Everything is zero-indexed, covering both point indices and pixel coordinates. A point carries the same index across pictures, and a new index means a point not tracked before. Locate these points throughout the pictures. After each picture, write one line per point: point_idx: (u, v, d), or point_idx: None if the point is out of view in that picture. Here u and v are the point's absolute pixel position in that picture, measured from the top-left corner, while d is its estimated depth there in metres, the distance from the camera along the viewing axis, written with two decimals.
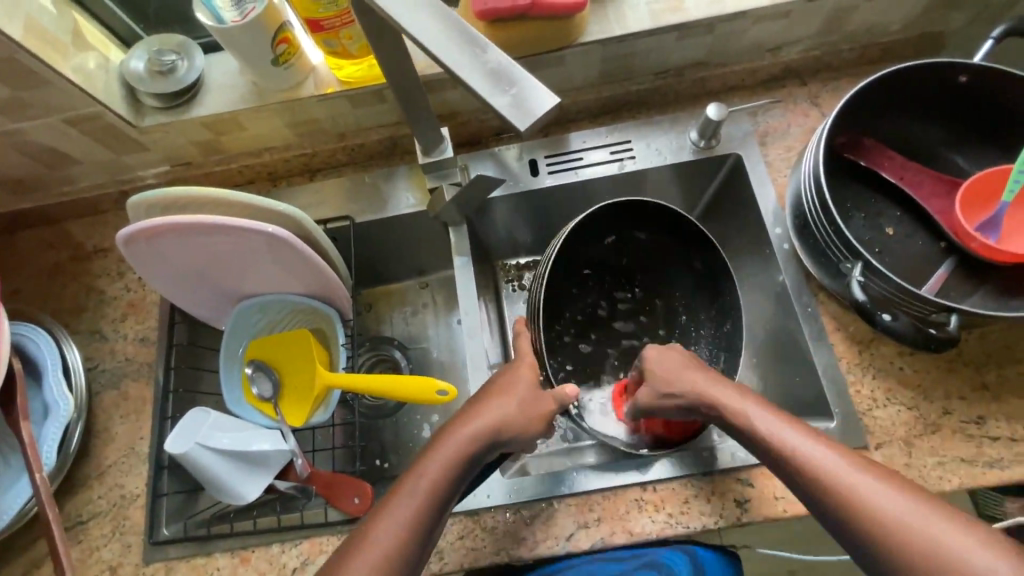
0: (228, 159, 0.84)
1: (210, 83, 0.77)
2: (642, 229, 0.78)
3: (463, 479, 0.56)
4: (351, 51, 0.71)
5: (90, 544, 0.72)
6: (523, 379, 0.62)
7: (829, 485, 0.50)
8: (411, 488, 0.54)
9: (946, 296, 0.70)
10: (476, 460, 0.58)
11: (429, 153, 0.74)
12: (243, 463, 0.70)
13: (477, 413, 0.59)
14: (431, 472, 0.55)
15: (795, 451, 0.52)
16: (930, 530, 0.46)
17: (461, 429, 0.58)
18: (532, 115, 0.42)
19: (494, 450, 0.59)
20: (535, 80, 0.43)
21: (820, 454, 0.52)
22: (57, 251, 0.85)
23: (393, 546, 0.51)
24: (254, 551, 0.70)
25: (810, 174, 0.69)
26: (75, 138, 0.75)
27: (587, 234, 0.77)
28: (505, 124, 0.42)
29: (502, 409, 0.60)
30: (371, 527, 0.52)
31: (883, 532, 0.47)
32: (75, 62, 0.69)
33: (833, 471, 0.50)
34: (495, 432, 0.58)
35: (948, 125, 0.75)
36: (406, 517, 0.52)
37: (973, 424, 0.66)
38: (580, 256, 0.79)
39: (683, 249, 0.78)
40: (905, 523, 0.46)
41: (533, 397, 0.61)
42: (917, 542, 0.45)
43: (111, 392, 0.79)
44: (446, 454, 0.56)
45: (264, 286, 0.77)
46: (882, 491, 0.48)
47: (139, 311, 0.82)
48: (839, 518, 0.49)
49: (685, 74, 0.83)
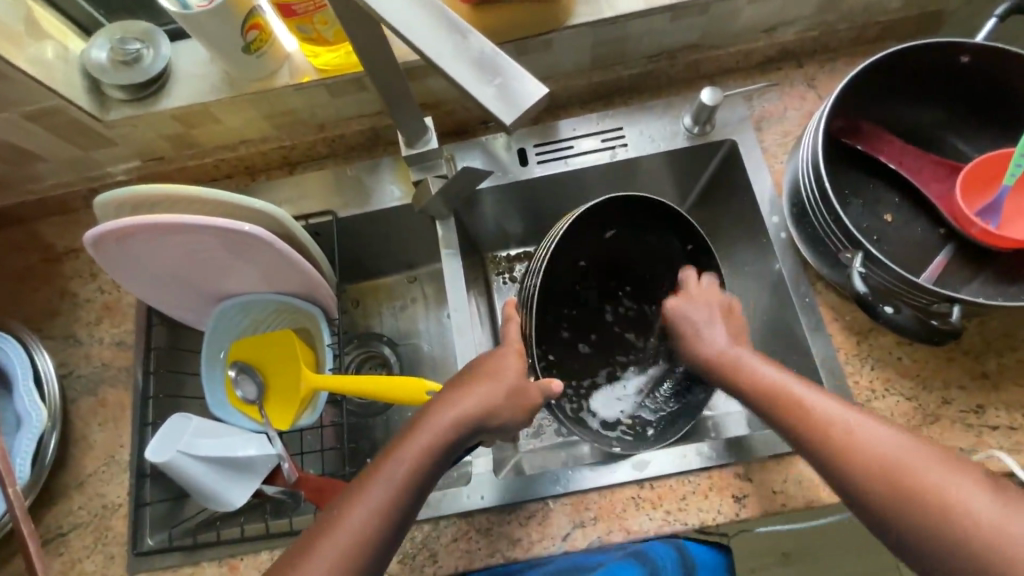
0: (202, 153, 0.80)
1: (179, 73, 0.73)
2: (639, 223, 0.75)
3: (445, 463, 0.55)
4: (327, 37, 0.67)
5: (71, 556, 0.69)
6: (511, 365, 0.60)
7: (832, 432, 0.51)
8: (388, 473, 0.52)
9: (945, 284, 0.68)
10: (458, 446, 0.56)
11: (412, 145, 0.71)
12: (228, 469, 0.68)
13: (461, 397, 0.57)
14: (408, 459, 0.53)
15: (804, 401, 0.54)
16: (930, 473, 0.47)
17: (447, 415, 0.56)
18: (519, 107, 0.39)
19: (477, 435, 0.57)
20: (523, 69, 0.40)
21: (822, 401, 0.53)
22: (25, 253, 0.81)
23: (367, 531, 0.49)
24: (242, 559, 0.68)
25: (807, 160, 0.67)
26: (37, 134, 0.71)
27: (588, 226, 0.73)
28: (491, 116, 0.39)
29: (488, 395, 0.57)
30: (344, 510, 0.50)
31: (882, 479, 0.48)
32: (32, 53, 0.65)
33: (836, 417, 0.52)
34: (479, 417, 0.56)
35: (949, 107, 0.72)
36: (379, 502, 0.50)
37: (972, 414, 0.65)
38: (576, 248, 0.75)
39: (679, 236, 0.75)
40: (906, 465, 0.48)
41: (521, 385, 0.59)
42: (916, 484, 0.47)
43: (88, 399, 0.76)
44: (427, 441, 0.54)
45: (245, 286, 0.74)
46: (882, 434, 0.50)
47: (114, 314, 0.79)
48: (836, 463, 0.50)
49: (678, 57, 0.79)
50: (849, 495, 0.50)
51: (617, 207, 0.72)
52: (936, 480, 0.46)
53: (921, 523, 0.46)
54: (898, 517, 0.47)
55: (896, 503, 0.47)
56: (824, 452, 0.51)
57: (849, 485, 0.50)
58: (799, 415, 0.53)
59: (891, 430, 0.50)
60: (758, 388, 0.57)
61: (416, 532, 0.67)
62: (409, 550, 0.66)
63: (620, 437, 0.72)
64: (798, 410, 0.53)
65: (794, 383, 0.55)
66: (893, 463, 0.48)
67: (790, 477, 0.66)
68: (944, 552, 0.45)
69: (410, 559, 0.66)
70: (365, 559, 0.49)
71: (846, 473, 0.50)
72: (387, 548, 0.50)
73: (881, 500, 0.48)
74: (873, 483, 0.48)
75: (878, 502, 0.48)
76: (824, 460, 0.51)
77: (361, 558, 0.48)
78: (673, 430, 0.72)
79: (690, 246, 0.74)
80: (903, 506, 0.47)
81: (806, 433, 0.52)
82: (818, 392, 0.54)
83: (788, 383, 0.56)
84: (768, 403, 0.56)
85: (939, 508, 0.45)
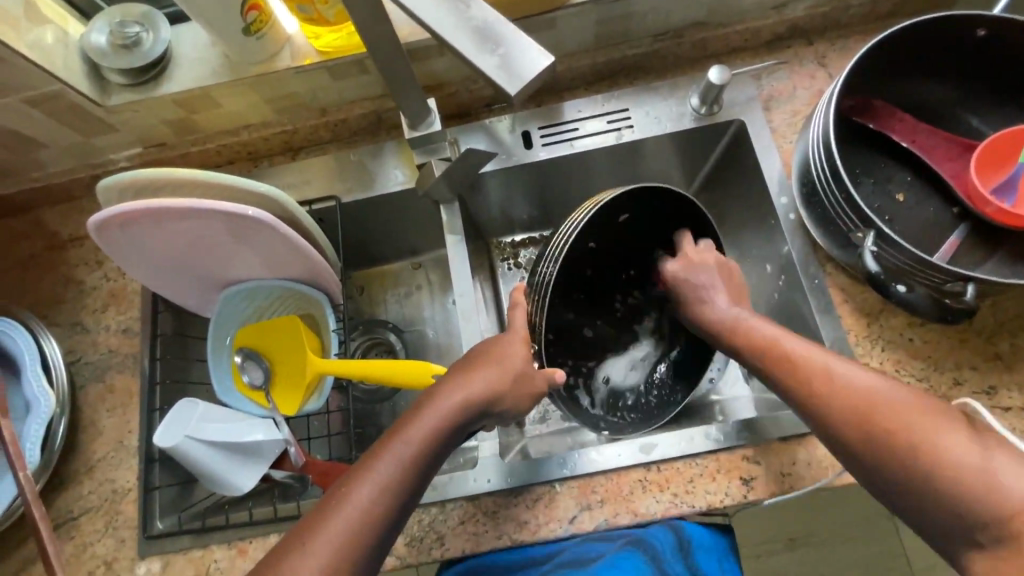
0: (204, 139, 0.80)
1: (179, 56, 0.72)
2: (652, 210, 0.71)
3: (452, 443, 0.55)
4: (328, 18, 0.66)
5: (83, 540, 0.70)
6: (516, 351, 0.59)
7: (816, 379, 0.53)
8: (395, 450, 0.52)
9: (958, 264, 0.67)
10: (465, 426, 0.56)
11: (416, 128, 0.70)
12: (236, 453, 0.68)
13: (465, 379, 0.57)
14: (412, 437, 0.53)
15: (787, 350, 0.56)
16: (906, 413, 0.48)
17: (455, 394, 0.56)
18: (523, 78, 0.39)
19: (483, 418, 0.57)
20: (526, 37, 0.40)
21: (804, 349, 0.56)
22: (31, 241, 0.81)
23: (374, 506, 0.49)
24: (250, 542, 0.68)
25: (818, 138, 0.65)
26: (39, 119, 0.70)
27: (604, 215, 0.69)
28: (494, 88, 0.39)
29: (492, 378, 0.57)
30: (351, 485, 0.50)
31: (859, 418, 0.49)
32: (32, 37, 0.64)
33: (817, 363, 0.54)
34: (485, 399, 0.56)
35: (964, 83, 0.71)
36: (387, 477, 0.50)
37: (984, 395, 0.64)
38: (589, 228, 0.69)
39: (687, 226, 0.73)
40: (883, 405, 0.49)
41: (526, 372, 0.58)
42: (892, 423, 0.48)
43: (95, 385, 0.76)
44: (434, 421, 0.54)
45: (250, 273, 0.74)
46: (863, 378, 0.51)
47: (120, 301, 0.79)
48: (814, 405, 0.52)
49: (685, 36, 0.78)
50: (829, 438, 0.52)
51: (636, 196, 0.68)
52: (915, 419, 0.47)
53: (897, 459, 0.47)
54: (873, 455, 0.48)
55: (873, 440, 0.48)
56: (806, 398, 0.53)
57: (829, 428, 0.51)
58: (783, 366, 0.56)
59: (867, 374, 0.52)
60: (750, 343, 0.60)
61: (423, 514, 0.67)
62: (416, 533, 0.66)
63: (608, 419, 0.72)
64: (783, 359, 0.56)
65: (786, 336, 0.58)
66: (871, 402, 0.49)
67: (799, 459, 0.65)
68: (913, 483, 0.46)
69: (417, 541, 0.66)
70: (367, 538, 0.48)
71: (826, 416, 0.51)
72: (393, 525, 0.50)
73: (857, 439, 0.49)
74: (852, 424, 0.50)
75: (851, 438, 0.49)
76: (804, 406, 0.53)
77: (366, 535, 0.48)
78: (659, 416, 0.74)
79: (699, 238, 0.74)
80: (880, 444, 0.48)
81: (789, 380, 0.55)
82: (803, 343, 0.57)
83: (777, 337, 0.58)
84: (758, 354, 0.58)
85: (915, 445, 0.46)
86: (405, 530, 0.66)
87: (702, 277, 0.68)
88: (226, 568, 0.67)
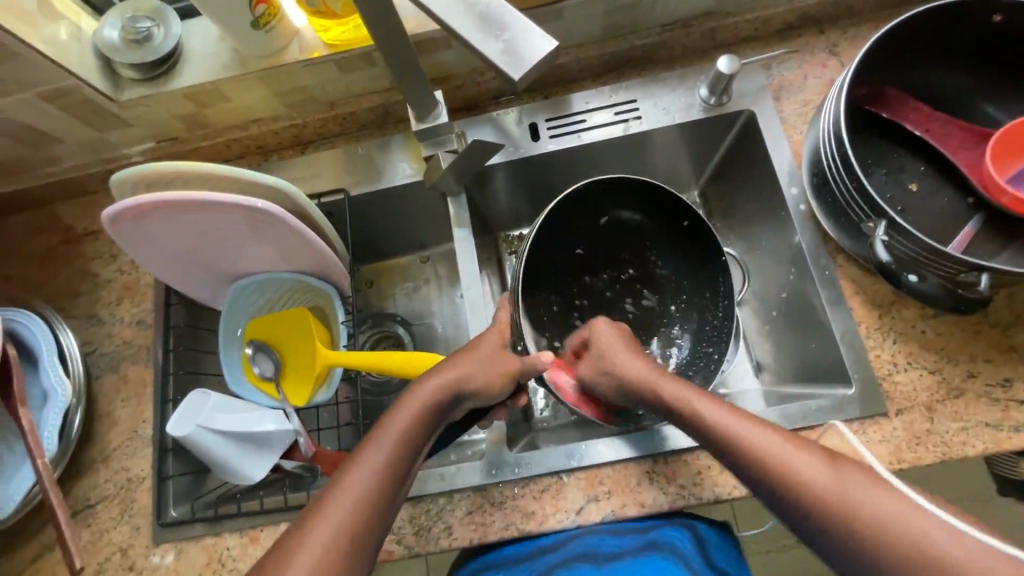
0: (215, 133, 0.81)
1: (190, 51, 0.73)
2: (626, 202, 0.75)
3: (434, 425, 0.57)
4: (335, 10, 0.67)
5: (100, 527, 0.72)
6: (490, 341, 0.62)
7: (769, 470, 0.49)
8: (380, 438, 0.53)
9: (973, 254, 0.66)
10: (443, 412, 0.57)
11: (423, 120, 0.69)
12: (247, 443, 0.69)
13: (444, 366, 0.58)
14: (400, 424, 0.54)
15: (731, 434, 0.51)
16: (866, 500, 0.45)
17: (436, 379, 0.57)
18: (528, 62, 0.39)
19: (459, 404, 0.59)
20: (530, 22, 0.39)
21: (751, 434, 0.51)
22: (47, 235, 0.83)
23: (366, 491, 0.49)
24: (262, 530, 0.69)
25: (828, 127, 0.64)
26: (54, 115, 0.72)
27: (568, 209, 0.73)
28: (497, 73, 0.39)
29: (470, 364, 0.59)
30: (345, 472, 0.50)
31: (837, 520, 0.45)
32: (46, 33, 0.65)
33: (779, 456, 0.49)
34: (464, 384, 0.58)
35: (979, 70, 0.69)
36: (380, 463, 0.51)
37: (999, 388, 0.63)
38: (569, 231, 0.75)
39: (672, 211, 0.74)
40: (859, 504, 0.45)
41: (497, 355, 0.61)
42: (872, 523, 0.44)
43: (110, 375, 0.77)
44: (416, 405, 0.55)
45: (260, 265, 0.75)
46: (828, 471, 0.47)
47: (134, 293, 0.80)
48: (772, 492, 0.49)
49: (693, 26, 0.77)
50: (805, 535, 0.48)
51: (601, 191, 0.73)
52: (893, 516, 0.44)
53: (868, 556, 0.44)
54: (847, 552, 0.45)
55: (856, 545, 0.44)
56: (776, 497, 0.49)
57: (803, 526, 0.48)
58: (746, 462, 0.50)
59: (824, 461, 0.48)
60: (700, 429, 0.54)
61: (430, 504, 0.67)
62: (425, 523, 0.67)
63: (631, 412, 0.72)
64: (741, 452, 0.51)
65: (728, 415, 0.53)
66: (832, 493, 0.46)
67: None
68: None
69: (425, 531, 0.67)
70: (373, 516, 0.49)
71: (800, 514, 0.47)
72: (386, 511, 0.50)
73: (838, 542, 0.46)
74: (832, 526, 0.46)
75: (818, 527, 0.47)
76: (764, 491, 0.50)
77: (368, 516, 0.49)
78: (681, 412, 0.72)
79: (685, 222, 0.74)
80: (863, 547, 0.44)
81: (754, 477, 0.50)
82: (756, 427, 0.51)
83: (726, 422, 0.52)
84: (712, 443, 0.53)
85: (901, 545, 0.43)
86: (413, 520, 0.67)
87: (621, 355, 0.63)
88: (238, 555, 0.68)
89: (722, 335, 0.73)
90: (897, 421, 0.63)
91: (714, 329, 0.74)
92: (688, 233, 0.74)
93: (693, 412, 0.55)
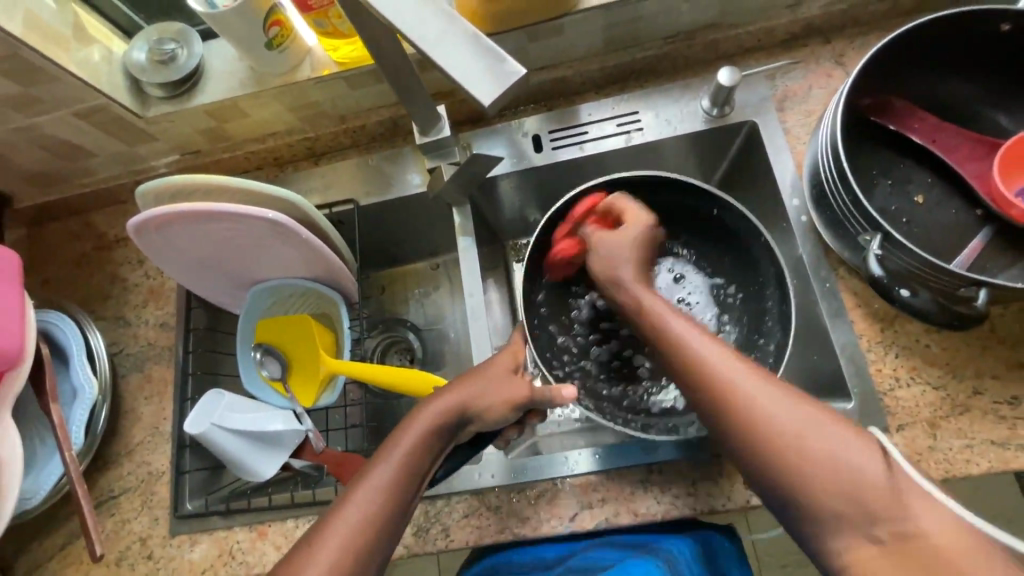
0: (235, 146, 0.85)
1: (210, 70, 0.78)
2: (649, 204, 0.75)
3: (439, 449, 0.58)
4: (342, 30, 0.70)
5: (122, 517, 0.76)
6: (500, 361, 0.63)
7: (738, 403, 0.48)
8: (389, 453, 0.55)
9: (980, 268, 0.65)
10: (448, 437, 0.58)
11: (427, 133, 0.71)
12: (257, 441, 0.73)
13: (448, 390, 0.60)
14: (405, 444, 0.56)
15: (705, 361, 0.50)
16: (826, 444, 0.45)
17: (447, 399, 0.59)
18: (497, 90, 0.40)
19: (463, 428, 0.60)
20: (503, 52, 0.41)
21: (728, 366, 0.49)
22: (82, 241, 0.89)
23: (373, 515, 0.51)
24: (270, 525, 0.72)
25: (827, 140, 0.64)
26: (88, 131, 0.77)
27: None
28: (469, 97, 0.40)
29: (478, 388, 0.60)
30: (351, 491, 0.53)
31: (787, 453, 0.45)
32: (79, 56, 0.70)
33: (740, 385, 0.48)
34: (470, 407, 0.59)
35: (988, 80, 0.68)
36: (384, 483, 0.53)
37: (1006, 405, 0.62)
38: None
39: (696, 202, 0.72)
40: (810, 441, 0.45)
41: (509, 378, 0.62)
42: (813, 458, 0.44)
43: (135, 374, 0.82)
44: (421, 425, 0.57)
45: (274, 272, 0.79)
46: (788, 407, 0.47)
47: (159, 297, 0.85)
48: (735, 424, 0.48)
49: (695, 38, 0.78)
50: (741, 459, 0.48)
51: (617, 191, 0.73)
52: (838, 457, 0.44)
53: (813, 494, 0.44)
54: (795, 488, 0.45)
55: (808, 480, 0.44)
56: (722, 423, 0.49)
57: (738, 454, 0.48)
58: (710, 387, 0.49)
59: (793, 403, 0.47)
60: (671, 351, 0.53)
61: (429, 506, 0.69)
62: (423, 524, 0.69)
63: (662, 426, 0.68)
64: (705, 369, 0.50)
65: (706, 343, 0.51)
66: (791, 434, 0.45)
67: None
68: (835, 514, 0.43)
69: (423, 532, 0.68)
70: (380, 532, 0.51)
71: (745, 440, 0.47)
72: (391, 537, 0.52)
73: (770, 472, 0.46)
74: (785, 463, 0.45)
75: (773, 462, 0.46)
76: (724, 420, 0.48)
77: (374, 534, 0.51)
78: None
79: (714, 210, 0.72)
80: (794, 477, 0.45)
81: (710, 399, 0.49)
82: (730, 356, 0.50)
83: (698, 341, 0.51)
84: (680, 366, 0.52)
85: (841, 486, 0.43)
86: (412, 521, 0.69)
87: (628, 268, 0.61)
88: (247, 549, 0.72)
89: (774, 325, 0.68)
90: (898, 436, 0.62)
91: (767, 320, 0.69)
92: (718, 221, 0.73)
93: (674, 334, 0.53)
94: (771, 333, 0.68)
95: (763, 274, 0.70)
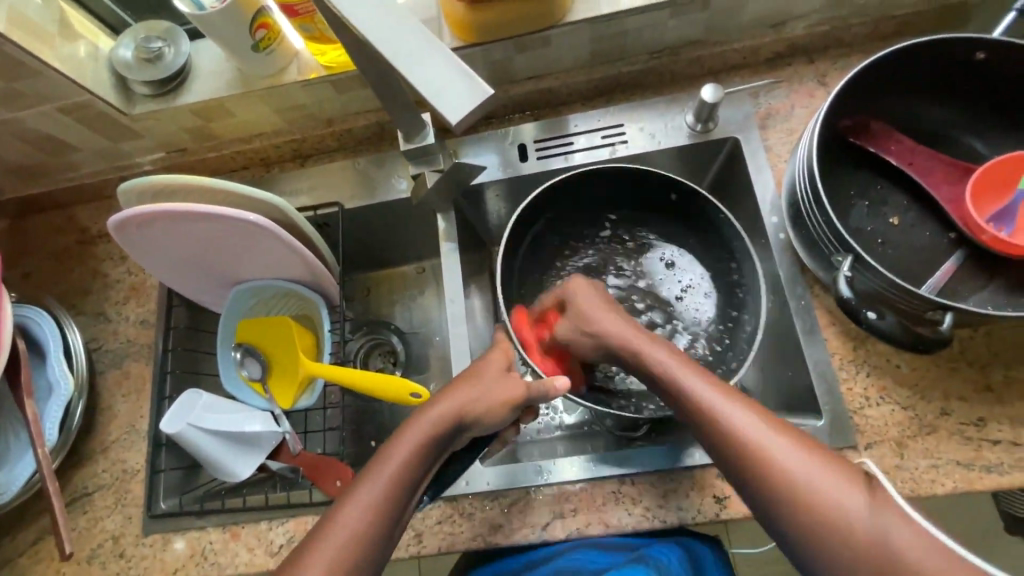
0: (221, 145, 0.85)
1: (196, 70, 0.78)
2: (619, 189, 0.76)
3: (431, 461, 0.57)
4: (329, 35, 0.71)
5: (94, 514, 0.76)
6: (494, 361, 0.63)
7: (741, 454, 0.47)
8: (376, 471, 0.54)
9: (952, 291, 0.66)
10: (445, 443, 0.58)
11: (411, 140, 0.71)
12: (234, 442, 0.73)
13: (438, 400, 0.58)
14: (397, 458, 0.55)
15: (705, 409, 0.50)
16: (836, 500, 0.44)
17: (436, 411, 0.57)
18: (466, 110, 0.41)
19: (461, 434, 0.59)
20: (473, 74, 0.42)
21: (731, 415, 0.49)
22: (64, 236, 0.88)
23: (361, 531, 0.51)
24: (243, 526, 0.72)
25: (803, 160, 0.65)
26: (71, 127, 0.77)
27: (567, 213, 0.78)
28: (441, 116, 0.41)
29: (470, 397, 0.58)
30: (338, 510, 0.52)
31: (794, 506, 0.45)
32: (63, 52, 0.70)
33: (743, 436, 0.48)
34: (467, 414, 0.58)
35: (964, 106, 0.69)
36: (373, 501, 0.52)
37: (973, 427, 0.63)
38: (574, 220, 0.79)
39: (661, 188, 0.75)
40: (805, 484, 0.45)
41: (501, 379, 0.61)
42: (832, 518, 0.43)
43: (114, 370, 0.82)
44: (410, 441, 0.55)
45: (257, 274, 0.79)
46: (797, 460, 0.46)
47: (139, 295, 0.85)
48: (738, 472, 0.48)
49: (680, 53, 0.78)
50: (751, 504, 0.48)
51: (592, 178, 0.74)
52: (849, 510, 0.43)
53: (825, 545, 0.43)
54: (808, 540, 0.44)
55: (819, 534, 0.43)
56: (729, 470, 0.49)
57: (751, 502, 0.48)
58: (712, 436, 0.49)
59: (799, 455, 0.46)
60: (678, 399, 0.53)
61: None
62: None
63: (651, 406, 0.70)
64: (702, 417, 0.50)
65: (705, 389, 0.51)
66: (795, 489, 0.45)
67: None
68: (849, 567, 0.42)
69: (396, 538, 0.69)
70: (366, 554, 0.50)
71: (752, 488, 0.47)
72: (381, 550, 0.52)
73: (789, 527, 0.45)
74: (793, 515, 0.45)
75: (781, 512, 0.45)
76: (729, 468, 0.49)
77: (360, 555, 0.50)
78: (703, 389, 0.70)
79: (674, 195, 0.74)
80: (807, 529, 0.44)
81: (715, 447, 0.49)
82: (733, 405, 0.50)
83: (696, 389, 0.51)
84: (677, 403, 0.53)
85: (851, 541, 0.42)
86: None
87: (615, 327, 0.60)
88: (219, 549, 0.72)
89: (746, 298, 0.71)
90: (866, 455, 0.63)
91: (739, 293, 0.72)
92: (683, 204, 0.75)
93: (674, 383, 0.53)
94: (745, 306, 0.71)
95: (730, 251, 0.72)
